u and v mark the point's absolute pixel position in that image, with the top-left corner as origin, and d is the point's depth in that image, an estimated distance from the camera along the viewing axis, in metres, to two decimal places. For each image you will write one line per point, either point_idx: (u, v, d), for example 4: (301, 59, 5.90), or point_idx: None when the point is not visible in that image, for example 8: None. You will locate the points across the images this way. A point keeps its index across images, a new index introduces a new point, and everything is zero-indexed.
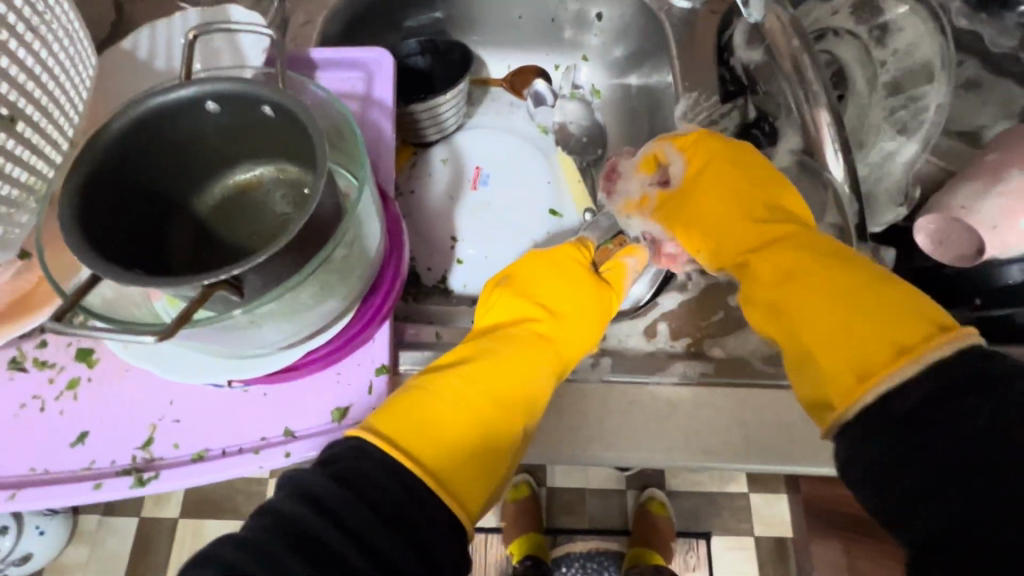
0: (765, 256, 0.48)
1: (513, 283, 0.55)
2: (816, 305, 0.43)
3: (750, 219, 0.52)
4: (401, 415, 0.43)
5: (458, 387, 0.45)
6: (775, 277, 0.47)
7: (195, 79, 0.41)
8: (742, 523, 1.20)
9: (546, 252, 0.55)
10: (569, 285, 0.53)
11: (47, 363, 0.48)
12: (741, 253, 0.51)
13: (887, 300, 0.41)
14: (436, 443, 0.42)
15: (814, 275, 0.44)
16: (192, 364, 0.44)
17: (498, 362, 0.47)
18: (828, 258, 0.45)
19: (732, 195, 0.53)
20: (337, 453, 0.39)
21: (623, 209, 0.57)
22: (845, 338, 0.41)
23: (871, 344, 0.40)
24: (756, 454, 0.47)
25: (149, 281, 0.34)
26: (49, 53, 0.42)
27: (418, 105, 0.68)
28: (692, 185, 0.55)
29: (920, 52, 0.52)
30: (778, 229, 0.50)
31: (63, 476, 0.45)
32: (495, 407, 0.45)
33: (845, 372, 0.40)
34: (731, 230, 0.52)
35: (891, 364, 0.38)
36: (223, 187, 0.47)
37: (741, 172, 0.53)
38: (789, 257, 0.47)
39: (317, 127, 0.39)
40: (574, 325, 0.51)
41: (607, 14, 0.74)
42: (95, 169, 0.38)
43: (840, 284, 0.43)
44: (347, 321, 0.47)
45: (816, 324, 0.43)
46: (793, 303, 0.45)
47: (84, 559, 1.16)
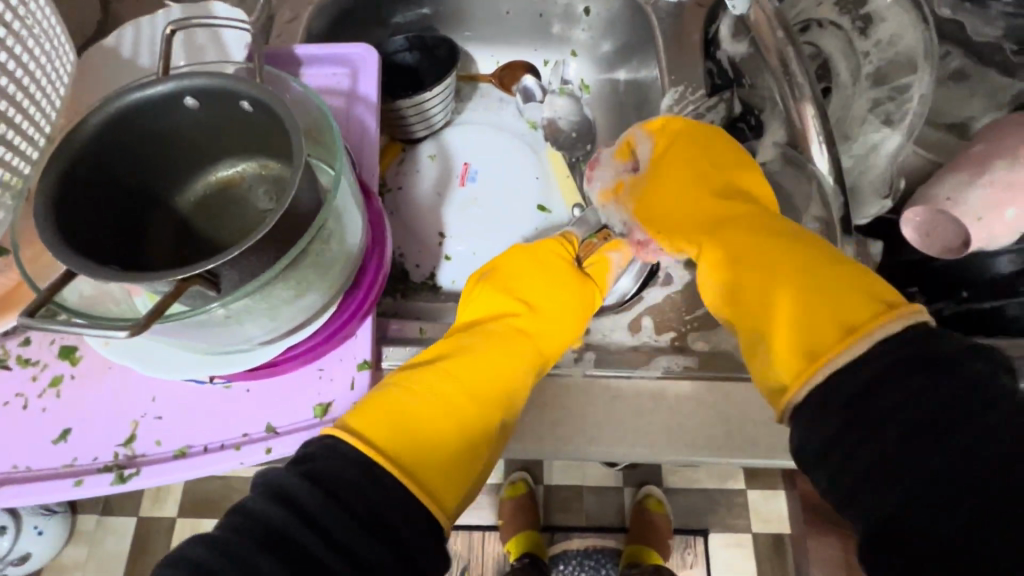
0: (721, 237, 0.50)
1: (493, 277, 0.55)
2: (770, 286, 0.44)
3: (710, 204, 0.54)
4: (379, 413, 0.42)
5: (436, 383, 0.45)
6: (730, 257, 0.48)
7: (173, 75, 0.40)
8: (740, 520, 1.20)
9: (529, 247, 0.56)
10: (551, 280, 0.53)
11: (30, 360, 0.48)
12: (699, 237, 0.52)
13: (838, 277, 0.41)
14: (413, 442, 0.42)
15: (765, 254, 0.46)
16: (172, 361, 0.44)
17: (477, 358, 0.47)
18: (778, 237, 0.46)
19: (693, 181, 0.55)
20: (313, 452, 0.39)
21: (598, 198, 0.60)
22: (794, 316, 0.41)
23: (821, 321, 0.40)
24: (741, 448, 0.46)
25: (123, 277, 0.33)
26: (25, 50, 0.42)
27: (404, 101, 0.68)
28: (661, 172, 0.58)
29: (903, 42, 0.52)
30: (737, 212, 0.51)
31: (46, 473, 0.45)
32: (474, 403, 0.45)
33: (795, 350, 0.40)
34: (693, 215, 0.54)
35: (838, 342, 0.38)
36: (205, 183, 0.47)
37: (704, 157, 0.55)
38: (744, 238, 0.48)
39: (294, 122, 0.39)
40: (556, 320, 0.52)
41: (595, 8, 0.74)
42: (71, 166, 0.38)
43: (790, 261, 0.44)
44: (328, 317, 0.47)
45: (768, 303, 0.43)
46: (748, 281, 0.45)
47: (83, 558, 1.17)
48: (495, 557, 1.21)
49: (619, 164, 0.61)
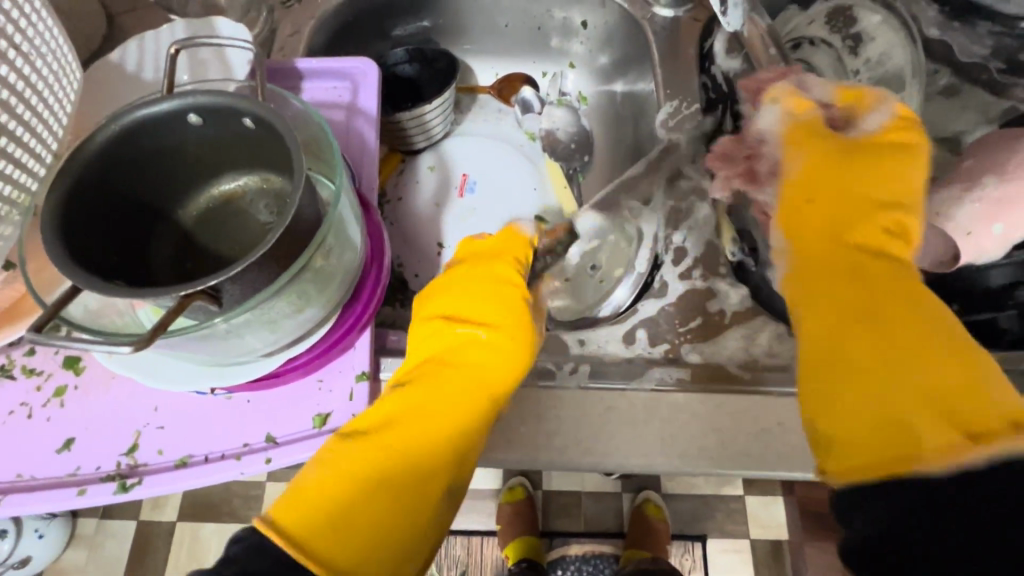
0: (823, 258, 0.40)
1: (443, 311, 0.50)
2: (900, 339, 0.35)
3: (829, 215, 0.42)
4: (305, 497, 0.39)
5: (362, 453, 0.42)
6: (865, 291, 0.37)
7: (177, 92, 0.41)
8: (738, 525, 1.20)
9: (474, 267, 0.52)
10: (492, 308, 0.50)
11: (35, 370, 0.49)
12: (842, 259, 0.40)
13: (975, 363, 0.33)
14: (331, 538, 0.37)
15: (883, 299, 0.37)
16: (174, 372, 0.45)
17: (405, 429, 0.43)
18: (906, 289, 0.37)
19: (854, 178, 0.43)
20: (240, 551, 0.35)
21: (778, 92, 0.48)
22: (912, 383, 0.33)
23: (957, 402, 0.32)
24: (732, 460, 0.47)
25: (127, 293, 0.34)
26: (33, 69, 0.43)
27: (404, 113, 0.69)
28: (859, 145, 0.44)
29: (892, 61, 0.53)
30: (872, 251, 0.40)
31: (50, 482, 0.45)
32: (415, 467, 0.42)
33: (919, 431, 0.31)
34: (825, 220, 0.42)
35: (961, 440, 0.30)
36: (208, 197, 0.48)
37: (883, 167, 0.43)
38: (885, 275, 0.38)
39: (295, 139, 0.40)
40: (501, 352, 0.48)
41: (591, 22, 0.75)
42: (77, 182, 0.39)
43: (911, 315, 0.36)
44: (328, 329, 0.47)
45: (882, 357, 0.34)
46: (888, 325, 0.35)
47: (82, 562, 1.17)
48: (493, 562, 1.22)
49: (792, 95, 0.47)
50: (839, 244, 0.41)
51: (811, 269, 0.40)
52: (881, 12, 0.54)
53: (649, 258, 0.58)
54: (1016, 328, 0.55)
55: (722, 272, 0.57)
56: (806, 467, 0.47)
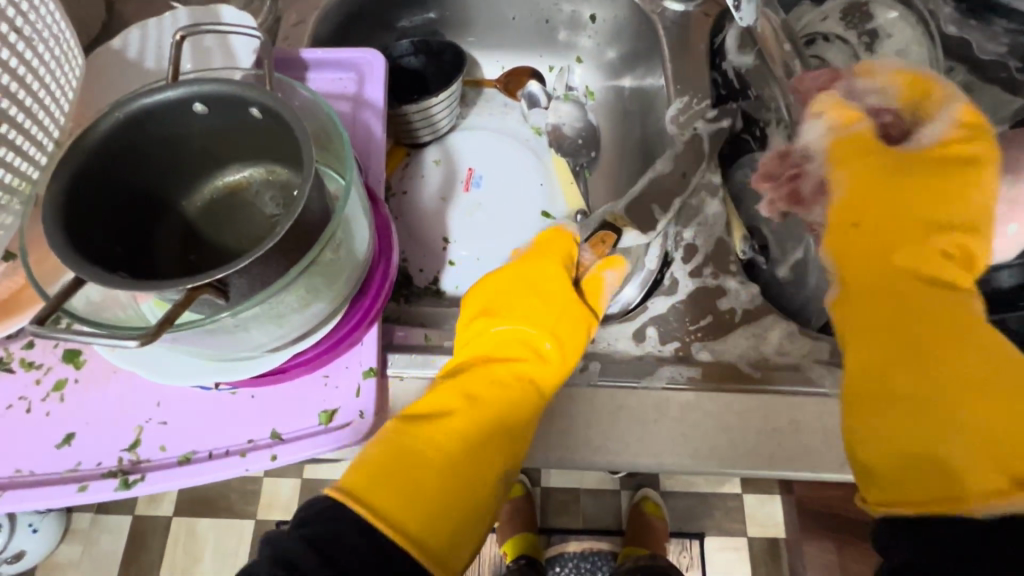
0: (877, 282, 0.41)
1: (498, 306, 0.53)
2: (959, 375, 0.36)
3: (888, 243, 0.43)
4: (373, 468, 0.42)
5: (433, 429, 0.44)
6: (927, 324, 0.38)
7: (183, 81, 0.40)
8: (735, 523, 1.20)
9: (529, 262, 0.54)
10: (546, 300, 0.52)
11: (34, 364, 0.48)
12: (905, 284, 0.40)
13: None
14: (409, 503, 0.40)
15: (942, 325, 0.38)
16: (178, 367, 0.44)
17: (480, 411, 0.46)
18: (969, 316, 0.38)
19: (908, 199, 0.43)
20: (309, 513, 0.39)
21: (825, 109, 0.49)
22: (979, 418, 0.35)
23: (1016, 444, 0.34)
24: (742, 459, 0.47)
25: (132, 285, 0.33)
26: (35, 54, 0.41)
27: (410, 106, 0.68)
28: (916, 163, 0.44)
29: (909, 58, 0.53)
30: (928, 275, 0.41)
31: (49, 477, 0.44)
32: (481, 447, 0.45)
33: (985, 469, 0.33)
34: (881, 245, 0.43)
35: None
36: (213, 188, 0.47)
37: (955, 183, 0.43)
38: (943, 305, 0.39)
39: (304, 130, 0.39)
40: (558, 340, 0.50)
41: (600, 16, 0.74)
42: (79, 172, 0.38)
43: (970, 342, 0.37)
44: (335, 324, 0.47)
45: (947, 391, 0.36)
46: (943, 360, 0.37)
47: (77, 557, 1.16)
48: (491, 558, 1.22)
49: (835, 116, 0.48)
50: (898, 268, 0.41)
51: (870, 296, 0.41)
52: (896, 8, 0.55)
53: (660, 254, 0.58)
54: None
55: (732, 270, 0.56)
56: (816, 467, 0.47)
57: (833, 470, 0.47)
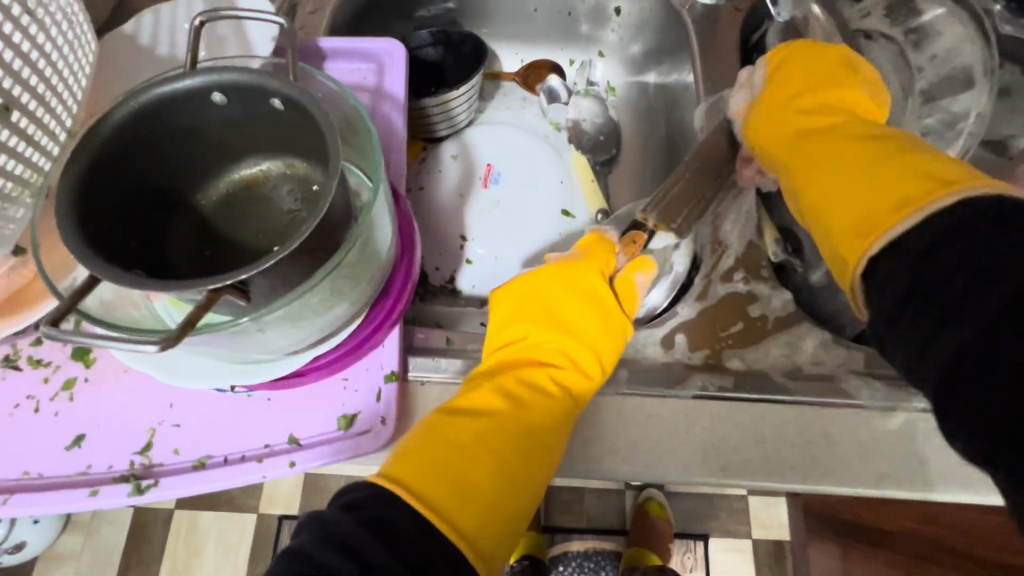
0: (793, 147, 0.48)
1: (536, 304, 0.51)
2: (842, 177, 0.43)
3: (798, 120, 0.50)
4: (418, 460, 0.40)
5: (474, 422, 0.43)
6: (816, 159, 0.45)
7: (200, 69, 0.38)
8: (740, 525, 1.19)
9: (567, 263, 0.52)
10: (586, 305, 0.50)
11: (42, 361, 0.46)
12: (805, 144, 0.47)
13: (908, 171, 0.40)
14: (454, 493, 0.39)
15: (833, 153, 0.44)
16: (192, 369, 0.43)
17: (523, 409, 0.45)
18: (863, 139, 0.44)
19: (791, 98, 0.51)
20: (359, 497, 0.37)
21: (733, 114, 0.55)
22: (850, 199, 0.41)
23: (880, 201, 0.39)
24: (775, 472, 0.45)
25: (151, 285, 0.31)
26: (49, 39, 0.40)
27: (429, 100, 0.67)
28: (774, 88, 0.53)
29: (960, 58, 0.51)
30: (829, 125, 0.48)
31: (59, 481, 0.43)
32: (524, 443, 0.43)
33: (848, 227, 0.41)
34: (792, 125, 0.50)
35: (889, 221, 0.38)
36: (228, 182, 0.45)
37: (814, 72, 0.51)
38: (831, 142, 0.46)
39: (329, 123, 0.37)
40: (595, 348, 0.49)
41: (625, 9, 0.72)
42: (92, 164, 0.36)
43: (857, 153, 0.43)
44: (357, 325, 0.45)
45: (830, 195, 0.43)
46: (824, 184, 0.44)
47: (77, 548, 1.15)
48: None
49: (742, 90, 0.55)
50: (803, 134, 0.48)
51: (784, 156, 0.49)
52: (945, 5, 0.52)
53: (688, 256, 0.55)
54: None
55: (764, 275, 0.55)
56: (851, 482, 0.45)
57: (868, 486, 0.45)
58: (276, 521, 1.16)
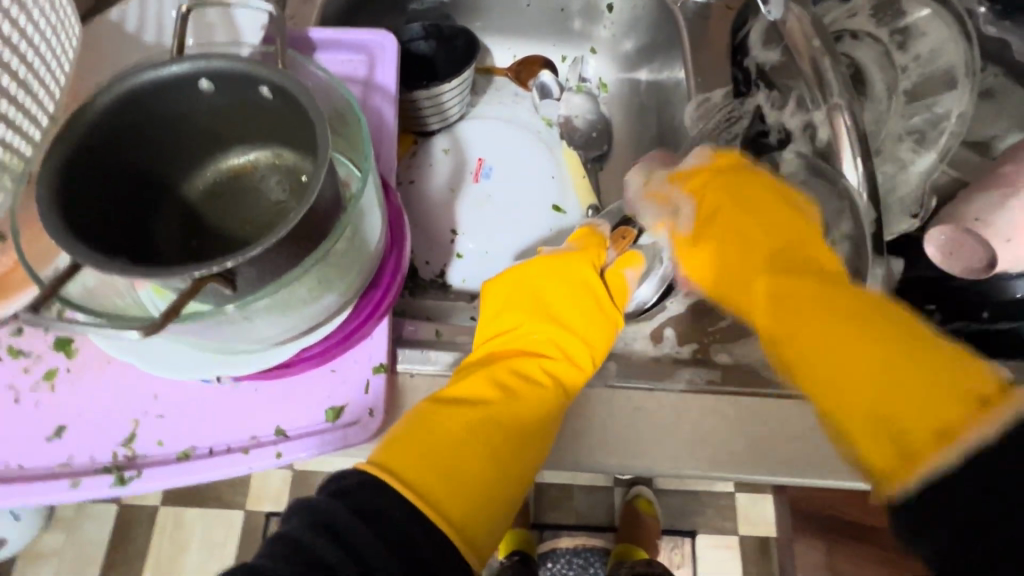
0: (759, 293, 0.42)
1: (529, 297, 0.51)
2: (849, 366, 0.34)
3: (762, 260, 0.44)
4: (409, 447, 0.40)
5: (464, 414, 0.43)
6: (804, 339, 0.37)
7: (188, 55, 0.38)
8: (727, 522, 1.20)
9: (558, 257, 0.53)
10: (576, 297, 0.51)
11: (22, 352, 0.45)
12: (777, 314, 0.40)
13: (928, 372, 0.32)
14: (444, 484, 0.39)
15: (819, 318, 0.37)
16: (177, 360, 0.42)
17: (514, 403, 0.44)
18: (846, 304, 0.37)
19: (738, 237, 0.47)
20: (349, 485, 0.36)
21: (653, 229, 0.53)
22: (865, 395, 0.33)
23: (912, 416, 0.31)
24: (760, 464, 0.46)
25: (135, 271, 0.31)
26: (31, 23, 0.39)
27: (421, 92, 0.66)
28: (704, 225, 0.49)
29: (943, 58, 0.52)
30: (793, 274, 0.41)
31: (39, 473, 0.42)
32: (515, 436, 0.43)
33: (880, 447, 0.32)
34: (744, 274, 0.45)
35: (931, 448, 0.30)
36: (215, 171, 0.45)
37: (745, 206, 0.48)
38: (811, 304, 0.38)
39: (319, 112, 0.36)
40: (585, 341, 0.49)
41: (617, 6, 0.72)
42: (75, 151, 0.35)
43: (856, 335, 0.35)
44: (346, 316, 0.45)
45: (842, 381, 0.34)
46: (831, 368, 0.35)
47: (60, 545, 1.13)
48: None
49: (656, 207, 0.53)
50: (772, 288, 0.41)
51: (762, 323, 0.41)
52: (930, 7, 0.53)
53: None
54: None
55: None
56: (836, 475, 0.46)
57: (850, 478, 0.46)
58: (264, 518, 1.16)
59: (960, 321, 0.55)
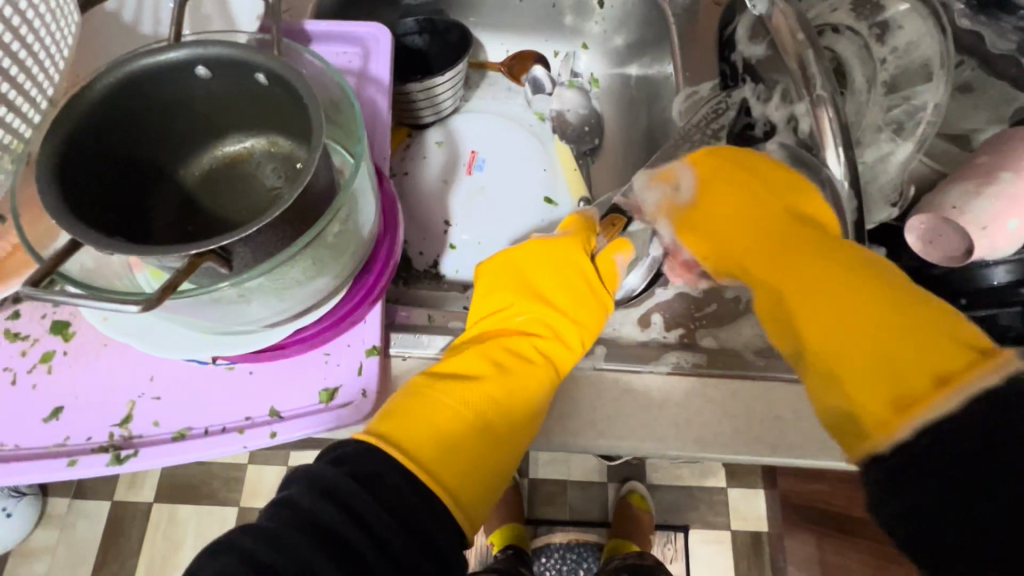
0: (769, 268, 0.47)
1: (522, 281, 0.53)
2: (857, 324, 0.38)
3: (777, 236, 0.48)
4: (404, 414, 0.41)
5: (459, 390, 0.44)
6: (817, 300, 0.41)
7: (186, 41, 0.39)
8: (719, 517, 1.21)
9: (550, 242, 0.54)
10: (566, 281, 0.52)
11: (19, 335, 0.46)
12: (789, 286, 0.44)
13: (926, 324, 0.36)
14: (441, 454, 0.40)
15: (828, 284, 0.41)
16: (173, 340, 0.43)
17: (508, 378, 0.46)
18: (851, 270, 0.41)
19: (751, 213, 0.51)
20: (346, 452, 0.37)
21: (655, 212, 0.56)
22: (867, 351, 0.37)
23: (908, 371, 0.35)
24: (744, 444, 0.47)
25: (133, 248, 0.32)
26: (30, 7, 0.40)
27: (414, 85, 0.67)
28: (709, 200, 0.53)
29: (920, 51, 0.53)
30: (803, 244, 0.46)
31: (36, 452, 0.43)
32: (508, 411, 0.44)
33: (877, 397, 0.35)
34: (759, 250, 0.49)
35: (928, 395, 0.33)
36: (211, 158, 0.46)
37: (755, 181, 0.51)
38: (819, 269, 0.42)
39: (313, 97, 0.37)
40: (576, 323, 0.50)
41: (609, 2, 0.73)
42: (74, 132, 0.36)
43: (867, 295, 0.39)
44: (338, 300, 0.46)
45: (845, 341, 0.38)
46: (843, 330, 0.39)
47: (52, 542, 1.13)
48: (478, 550, 1.22)
49: (663, 186, 0.55)
50: (778, 259, 0.46)
51: (772, 291, 0.45)
52: (909, 1, 0.54)
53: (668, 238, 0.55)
54: (1018, 325, 0.54)
55: None
56: (817, 455, 0.47)
57: (831, 458, 0.47)
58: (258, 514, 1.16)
59: None
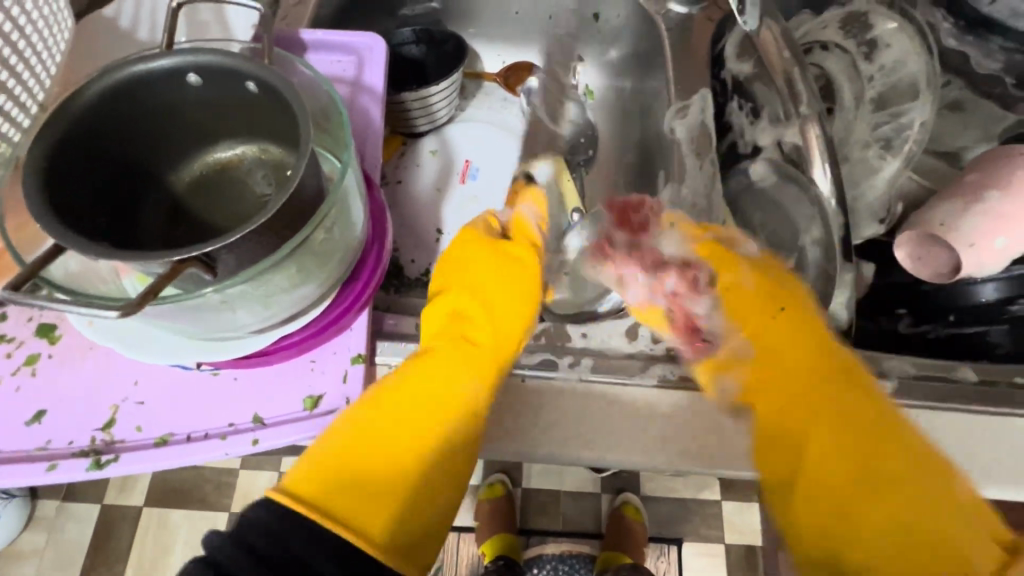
0: (777, 415, 0.46)
1: (440, 298, 0.52)
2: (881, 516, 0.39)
3: (790, 376, 0.47)
4: (319, 469, 0.41)
5: (369, 423, 0.44)
6: (838, 461, 0.42)
7: (178, 50, 0.39)
8: (713, 530, 1.20)
9: (455, 248, 0.55)
10: (486, 288, 0.53)
11: (5, 337, 0.46)
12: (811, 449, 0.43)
13: (938, 514, 0.38)
14: (361, 503, 0.41)
15: (846, 463, 0.42)
16: (158, 344, 0.43)
17: (421, 392, 0.46)
18: (862, 424, 0.43)
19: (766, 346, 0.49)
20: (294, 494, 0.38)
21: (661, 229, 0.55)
22: (887, 526, 0.39)
23: (923, 573, 0.37)
24: (730, 458, 0.47)
25: (115, 253, 0.32)
26: (23, 13, 0.41)
27: (408, 93, 0.68)
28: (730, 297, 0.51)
29: (906, 69, 0.54)
30: (823, 390, 0.45)
31: (16, 456, 0.42)
32: (429, 427, 0.45)
33: None
34: (776, 385, 0.47)
35: None
36: (202, 164, 0.46)
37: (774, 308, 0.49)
38: (837, 439, 0.43)
39: (302, 105, 0.38)
40: (498, 326, 0.51)
41: (604, 14, 0.74)
42: (62, 136, 0.36)
43: (889, 474, 0.40)
44: (324, 307, 0.46)
45: (863, 529, 0.39)
46: (869, 529, 0.39)
47: (41, 545, 1.12)
48: (469, 558, 1.20)
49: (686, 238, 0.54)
50: (791, 403, 0.46)
51: (783, 477, 0.44)
52: (896, 21, 0.55)
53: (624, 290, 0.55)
54: (1008, 343, 0.54)
55: None
56: None
57: None
58: None
59: (929, 325, 0.57)
